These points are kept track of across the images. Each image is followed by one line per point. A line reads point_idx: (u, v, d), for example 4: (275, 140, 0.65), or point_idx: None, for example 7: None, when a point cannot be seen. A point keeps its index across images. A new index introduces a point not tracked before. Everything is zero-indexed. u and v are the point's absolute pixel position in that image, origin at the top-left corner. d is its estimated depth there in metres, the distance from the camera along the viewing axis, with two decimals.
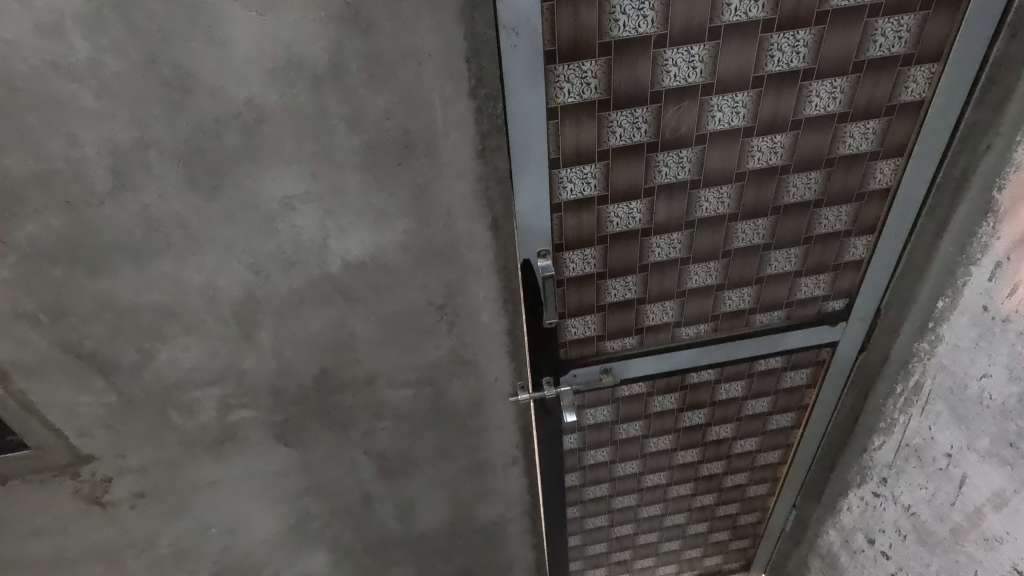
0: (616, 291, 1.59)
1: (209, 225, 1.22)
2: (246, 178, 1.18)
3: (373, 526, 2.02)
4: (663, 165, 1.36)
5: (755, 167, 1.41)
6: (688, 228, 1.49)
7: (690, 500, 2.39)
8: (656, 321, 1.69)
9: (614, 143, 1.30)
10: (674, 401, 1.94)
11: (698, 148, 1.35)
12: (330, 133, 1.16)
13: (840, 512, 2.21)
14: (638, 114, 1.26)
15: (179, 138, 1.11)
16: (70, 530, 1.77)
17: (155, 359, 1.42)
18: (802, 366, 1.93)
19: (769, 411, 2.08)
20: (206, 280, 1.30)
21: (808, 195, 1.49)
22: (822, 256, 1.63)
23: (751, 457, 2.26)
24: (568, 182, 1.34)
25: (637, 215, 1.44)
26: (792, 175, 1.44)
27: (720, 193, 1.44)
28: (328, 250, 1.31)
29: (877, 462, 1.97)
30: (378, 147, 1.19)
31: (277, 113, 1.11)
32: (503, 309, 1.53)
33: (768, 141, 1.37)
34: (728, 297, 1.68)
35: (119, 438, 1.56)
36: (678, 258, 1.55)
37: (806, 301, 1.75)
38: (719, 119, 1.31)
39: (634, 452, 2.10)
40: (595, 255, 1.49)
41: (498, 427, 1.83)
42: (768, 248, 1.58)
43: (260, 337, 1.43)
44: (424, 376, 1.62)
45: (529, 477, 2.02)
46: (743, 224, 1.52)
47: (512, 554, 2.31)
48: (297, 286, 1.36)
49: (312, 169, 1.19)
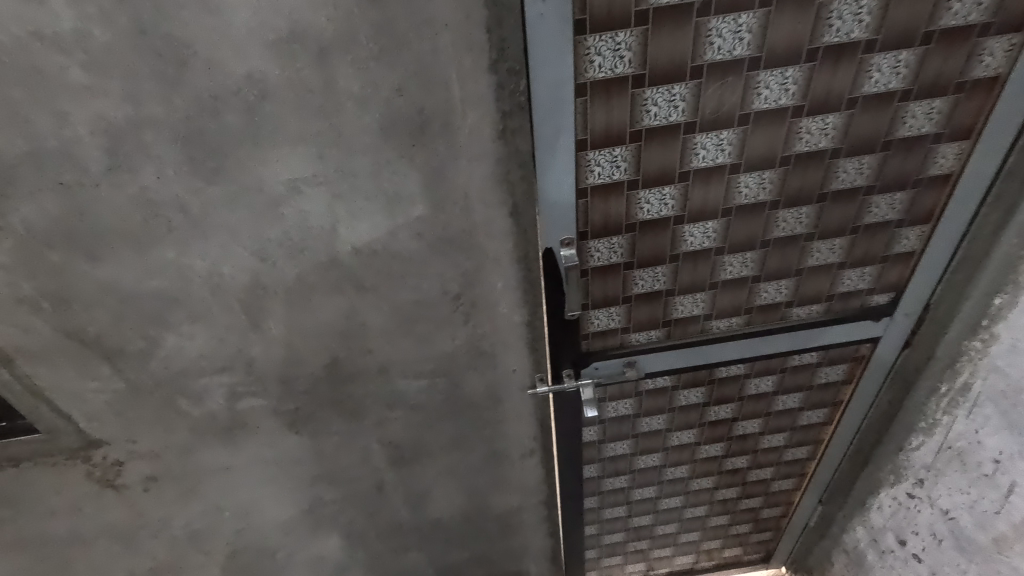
0: (643, 282, 1.49)
1: (212, 209, 1.15)
2: (249, 160, 1.10)
3: (387, 512, 1.99)
4: (699, 148, 1.24)
5: (802, 150, 1.28)
6: (724, 216, 1.38)
7: (712, 493, 2.31)
8: (685, 313, 1.59)
9: (648, 124, 1.18)
10: (701, 395, 1.85)
11: (741, 130, 1.22)
12: (338, 112, 1.06)
13: (870, 511, 2.12)
14: (675, 92, 1.14)
15: (176, 116, 1.02)
16: (85, 510, 1.77)
17: (161, 347, 1.36)
18: (839, 362, 1.82)
19: (801, 406, 1.98)
20: (210, 266, 1.23)
21: (859, 181, 1.36)
22: (869, 247, 1.51)
23: (779, 453, 2.17)
24: (595, 165, 1.23)
25: (669, 201, 1.33)
26: (843, 159, 1.31)
27: (762, 178, 1.32)
28: (338, 237, 1.23)
29: (914, 463, 1.85)
30: (389, 127, 1.10)
31: (280, 89, 1.02)
32: (522, 299, 1.44)
33: (818, 122, 1.24)
34: (765, 289, 1.56)
35: (129, 424, 1.53)
36: (713, 247, 1.44)
37: (848, 294, 1.63)
38: (765, 97, 1.18)
39: (656, 445, 2.03)
40: (622, 244, 1.39)
41: (516, 419, 1.76)
42: (811, 238, 1.46)
43: (268, 325, 1.37)
44: (439, 367, 1.55)
45: (546, 467, 1.97)
46: (785, 212, 1.39)
47: (527, 542, 2.27)
48: (306, 274, 1.28)
49: (319, 150, 1.10)
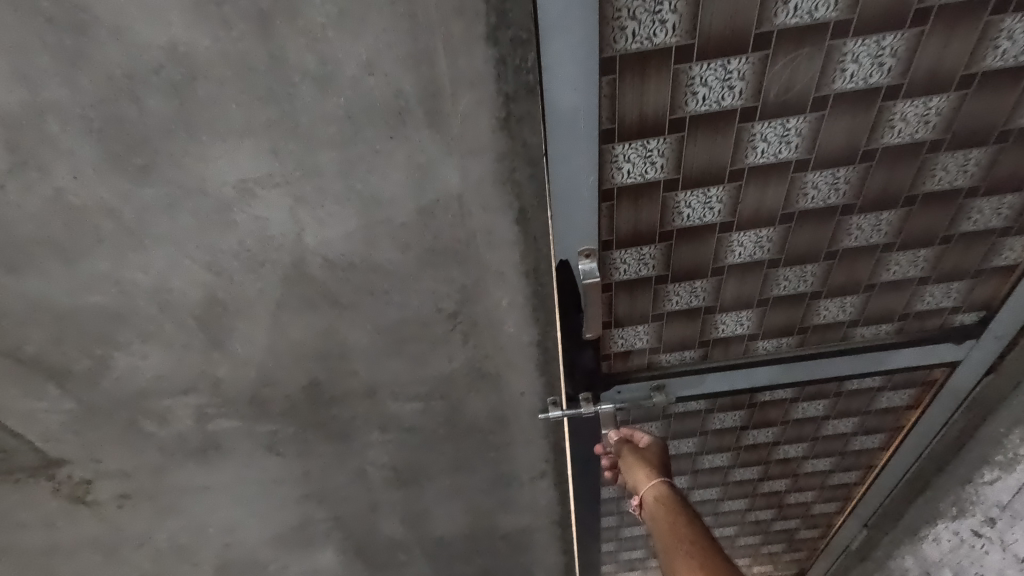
0: (678, 297, 1.25)
1: (148, 215, 0.94)
2: (186, 157, 0.88)
3: (384, 529, 1.82)
4: (759, 140, 0.98)
5: (892, 143, 1.00)
6: (784, 223, 1.11)
7: (744, 514, 2.09)
8: (726, 332, 1.34)
9: (693, 110, 0.93)
10: (739, 419, 1.61)
11: (814, 117, 0.95)
12: (292, 96, 0.84)
13: (923, 542, 1.87)
14: (731, 68, 0.88)
15: (86, 101, 0.82)
16: (58, 526, 1.63)
17: (112, 367, 1.18)
18: (905, 387, 1.55)
19: (853, 431, 1.72)
20: (156, 280, 1.03)
21: (959, 181, 1.08)
22: (960, 260, 1.23)
23: (823, 477, 1.92)
24: (624, 160, 0.98)
25: (716, 205, 1.07)
26: (943, 153, 1.03)
27: (836, 177, 1.05)
28: (307, 247, 1.01)
29: (985, 498, 1.59)
30: (359, 116, 0.86)
31: (214, 67, 0.80)
32: (532, 317, 1.21)
33: (918, 106, 0.95)
34: (826, 307, 1.30)
35: (90, 444, 1.37)
36: (766, 259, 1.18)
37: (926, 313, 1.35)
38: (851, 75, 0.90)
39: (684, 467, 1.81)
40: (654, 254, 1.14)
41: (526, 442, 1.55)
42: (889, 249, 1.19)
43: (233, 345, 1.17)
44: (436, 390, 1.34)
45: (560, 489, 1.76)
46: (861, 218, 1.12)
47: (539, 561, 2.08)
48: (272, 289, 1.07)
49: (272, 144, 0.88)
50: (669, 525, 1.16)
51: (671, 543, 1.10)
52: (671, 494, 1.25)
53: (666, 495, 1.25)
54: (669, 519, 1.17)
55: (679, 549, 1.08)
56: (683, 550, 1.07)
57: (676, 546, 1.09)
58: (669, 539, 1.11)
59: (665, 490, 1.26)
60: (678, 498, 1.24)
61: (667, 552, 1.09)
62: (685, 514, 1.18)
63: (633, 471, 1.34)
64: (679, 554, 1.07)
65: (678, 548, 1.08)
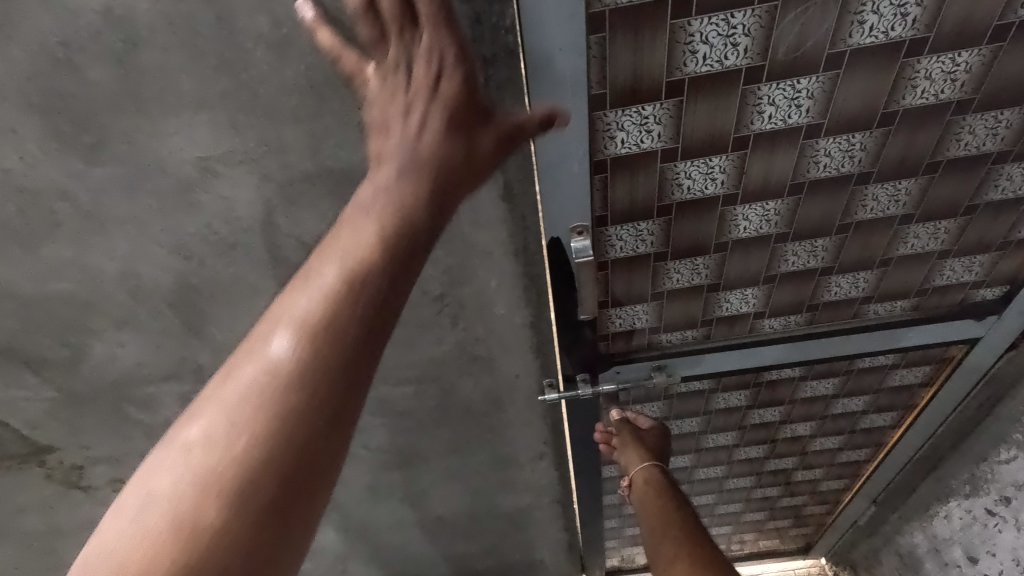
0: (678, 276, 1.18)
1: (106, 197, 0.88)
2: (137, 133, 0.81)
3: (383, 507, 1.81)
4: (765, 103, 0.89)
5: (913, 105, 0.91)
6: (792, 194, 1.03)
7: (750, 491, 2.05)
8: (730, 311, 1.28)
9: (693, 71, 0.84)
10: (744, 399, 1.55)
11: (828, 76, 0.86)
12: (247, 63, 0.76)
13: (933, 518, 1.81)
14: (735, 22, 0.79)
15: (20, 73, 0.75)
16: (54, 510, 1.62)
17: (89, 355, 1.14)
18: (919, 365, 1.47)
19: (864, 410, 1.66)
20: (122, 264, 0.97)
21: (988, 145, 0.98)
22: (985, 231, 1.14)
23: (831, 455, 1.87)
24: (617, 129, 0.90)
25: (718, 175, 0.99)
26: (971, 115, 0.93)
27: (851, 143, 0.96)
28: (278, 228, 0.95)
29: (1000, 477, 1.52)
30: (322, 85, 0.79)
31: (158, 32, 0.73)
32: (524, 298, 1.16)
33: (944, 62, 0.86)
34: (837, 283, 1.22)
35: (77, 431, 1.34)
36: (773, 234, 1.10)
37: (945, 288, 1.27)
38: (871, 28, 0.81)
39: (687, 446, 1.76)
40: (653, 230, 1.07)
41: (523, 424, 1.51)
42: (907, 221, 1.10)
43: (210, 331, 1.12)
44: (427, 372, 1.31)
45: (560, 471, 1.71)
46: (877, 187, 1.03)
47: (542, 539, 2.06)
48: (245, 273, 1.01)
49: (230, 118, 0.81)
50: (658, 507, 1.19)
51: (661, 526, 1.12)
52: (663, 480, 1.27)
53: (658, 480, 1.27)
54: (660, 509, 1.18)
55: (667, 529, 1.10)
56: (671, 533, 1.09)
57: (665, 528, 1.11)
58: (658, 523, 1.14)
59: (657, 475, 1.28)
60: (669, 484, 1.26)
61: (654, 532, 1.12)
62: (675, 498, 1.21)
63: (628, 450, 1.35)
64: (666, 534, 1.09)
65: (665, 530, 1.11)
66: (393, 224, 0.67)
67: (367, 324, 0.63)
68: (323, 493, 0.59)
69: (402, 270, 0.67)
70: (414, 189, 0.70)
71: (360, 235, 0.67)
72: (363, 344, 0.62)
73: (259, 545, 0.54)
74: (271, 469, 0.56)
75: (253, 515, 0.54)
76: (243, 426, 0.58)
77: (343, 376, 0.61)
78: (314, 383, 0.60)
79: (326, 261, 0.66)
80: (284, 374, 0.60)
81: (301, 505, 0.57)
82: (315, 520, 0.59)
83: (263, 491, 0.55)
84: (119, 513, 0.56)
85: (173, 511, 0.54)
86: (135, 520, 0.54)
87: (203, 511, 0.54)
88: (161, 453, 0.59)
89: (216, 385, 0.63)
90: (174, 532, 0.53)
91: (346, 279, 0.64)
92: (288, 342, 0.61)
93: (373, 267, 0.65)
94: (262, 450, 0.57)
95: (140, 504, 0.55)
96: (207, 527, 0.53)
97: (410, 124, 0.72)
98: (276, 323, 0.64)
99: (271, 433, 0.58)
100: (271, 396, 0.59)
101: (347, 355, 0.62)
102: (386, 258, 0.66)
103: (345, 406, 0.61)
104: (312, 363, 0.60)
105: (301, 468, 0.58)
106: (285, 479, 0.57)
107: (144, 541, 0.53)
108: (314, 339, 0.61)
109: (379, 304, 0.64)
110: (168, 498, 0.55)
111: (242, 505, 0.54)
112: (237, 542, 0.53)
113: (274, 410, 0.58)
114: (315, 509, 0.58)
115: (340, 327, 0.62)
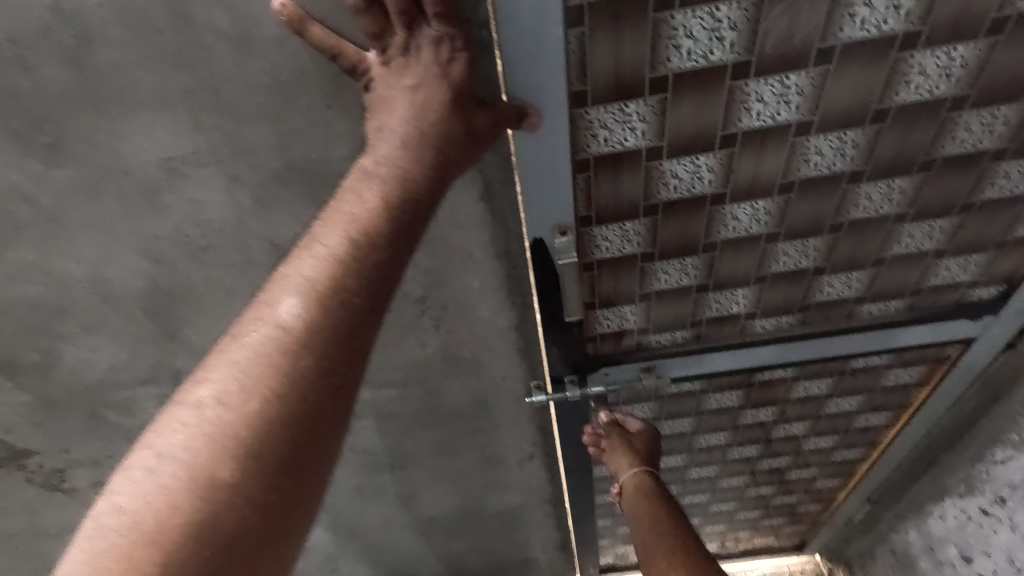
0: (666, 276, 1.15)
1: (69, 199, 0.85)
2: (97, 134, 0.79)
3: (372, 508, 1.79)
4: (754, 100, 0.86)
5: (907, 101, 0.88)
6: (782, 193, 1.00)
7: (744, 490, 2.03)
8: (721, 311, 1.25)
9: (678, 66, 0.81)
10: (736, 399, 1.53)
11: (818, 72, 0.83)
12: (207, 61, 0.73)
13: (928, 517, 1.80)
14: (721, 15, 0.76)
15: None
16: (37, 513, 1.59)
17: (62, 359, 1.11)
18: (914, 364, 1.45)
19: (858, 409, 1.63)
20: (90, 268, 0.95)
21: (984, 143, 0.95)
22: (982, 230, 1.11)
23: (825, 454, 1.84)
24: (600, 127, 0.87)
25: (706, 174, 0.96)
26: (967, 112, 0.90)
27: (843, 141, 0.93)
28: (250, 231, 0.92)
29: (996, 478, 1.50)
30: (289, 83, 0.76)
31: (111, 28, 0.69)
32: (507, 300, 1.14)
33: (939, 57, 0.82)
34: (830, 283, 1.19)
35: (55, 435, 1.31)
36: (763, 234, 1.07)
37: (941, 288, 1.24)
38: (863, 21, 0.77)
39: (679, 446, 1.74)
40: (639, 230, 1.04)
41: (511, 426, 1.48)
42: (901, 220, 1.07)
43: (186, 335, 1.09)
44: (412, 374, 1.29)
45: (551, 471, 1.69)
46: (869, 186, 1.00)
47: (534, 538, 2.05)
48: (219, 277, 0.98)
49: (193, 117, 0.78)
50: (649, 518, 1.21)
51: (653, 541, 1.16)
52: (653, 487, 1.28)
53: (648, 487, 1.28)
54: (651, 517, 1.21)
55: (660, 545, 1.13)
56: (664, 549, 1.12)
57: (657, 543, 1.14)
58: (650, 536, 1.16)
59: (647, 482, 1.28)
60: (659, 490, 1.27)
61: (647, 547, 1.15)
62: (666, 507, 1.23)
63: (616, 456, 1.33)
64: (659, 551, 1.13)
65: (658, 545, 1.14)
66: (394, 198, 0.70)
67: (369, 295, 0.67)
68: (331, 446, 0.66)
69: (403, 241, 0.70)
70: (416, 163, 0.71)
71: (361, 208, 0.69)
72: (368, 312, 0.67)
73: (276, 490, 0.61)
74: (281, 427, 0.62)
75: (271, 458, 0.61)
76: (251, 389, 0.62)
77: (350, 341, 0.66)
78: (322, 348, 0.64)
79: (328, 229, 0.69)
80: (293, 338, 0.64)
81: (314, 456, 0.64)
82: (323, 471, 0.65)
83: (276, 447, 0.61)
84: (134, 467, 0.60)
85: (189, 467, 0.59)
86: (151, 472, 0.59)
87: (217, 466, 0.59)
88: (174, 410, 0.63)
89: (227, 344, 0.66)
90: (192, 485, 0.58)
91: (350, 250, 0.67)
92: (297, 307, 0.65)
93: (373, 241, 0.68)
94: (273, 410, 0.62)
95: (154, 459, 0.60)
96: (222, 478, 0.59)
97: (411, 102, 0.71)
98: (282, 286, 0.67)
99: (280, 395, 0.62)
100: (280, 360, 0.63)
101: (350, 322, 0.66)
102: (388, 231, 0.68)
103: (345, 369, 0.65)
104: (314, 327, 0.64)
105: (308, 428, 0.63)
106: (291, 433, 0.62)
107: (161, 494, 0.57)
108: (321, 306, 0.65)
109: (380, 275, 0.67)
110: (183, 455, 0.59)
111: (256, 458, 0.60)
112: (251, 492, 0.59)
113: (284, 372, 0.63)
114: (323, 460, 0.65)
115: (345, 296, 0.66)
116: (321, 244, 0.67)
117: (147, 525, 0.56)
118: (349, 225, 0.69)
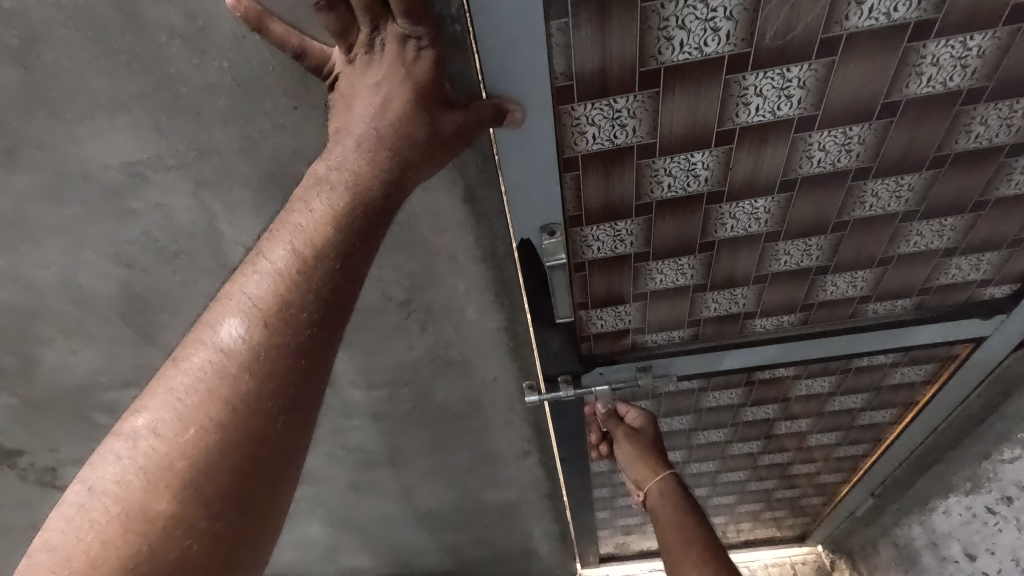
0: (661, 276, 1.10)
1: (31, 206, 0.83)
2: (54, 136, 0.76)
3: (367, 502, 1.77)
4: (751, 94, 0.80)
5: (918, 94, 0.81)
6: (783, 192, 0.95)
7: (744, 483, 2.00)
8: (719, 311, 1.20)
9: (670, 59, 0.75)
10: (735, 397, 1.48)
11: (822, 64, 0.77)
12: (162, 60, 0.70)
13: (932, 513, 1.75)
14: (715, 4, 0.70)
15: None
16: (32, 509, 1.59)
17: (41, 362, 1.09)
18: (921, 363, 1.39)
19: (861, 407, 1.59)
20: (60, 272, 0.92)
21: (1001, 138, 0.89)
22: (996, 228, 1.05)
23: (828, 450, 1.80)
24: (587, 124, 0.82)
25: (701, 171, 0.91)
26: (982, 105, 0.84)
27: (848, 136, 0.87)
28: (222, 235, 0.88)
29: (1003, 477, 1.47)
30: (250, 84, 0.72)
31: (58, 28, 0.67)
32: (495, 302, 1.11)
33: (954, 47, 0.76)
34: (833, 281, 1.14)
35: (42, 435, 1.30)
36: (763, 232, 1.02)
37: (949, 287, 1.19)
38: (871, 9, 0.71)
39: (678, 442, 1.71)
40: (631, 230, 1.00)
41: (504, 424, 1.46)
42: (910, 218, 1.01)
43: (164, 340, 1.06)
44: (400, 373, 1.26)
45: (546, 469, 1.66)
46: (876, 183, 0.95)
47: (532, 531, 2.03)
48: (193, 281, 0.95)
49: (153, 120, 0.75)
50: (674, 521, 1.22)
51: (681, 546, 1.17)
52: (675, 488, 1.29)
53: (670, 488, 1.28)
54: (676, 520, 1.22)
55: (689, 552, 1.15)
56: (693, 557, 1.15)
57: (685, 550, 1.16)
58: (678, 540, 1.18)
59: (670, 483, 1.29)
60: (681, 491, 1.28)
61: (675, 553, 1.17)
62: (690, 511, 1.24)
63: (635, 460, 1.32)
64: (689, 558, 1.15)
65: (687, 551, 1.16)
66: (344, 205, 0.66)
67: (320, 309, 0.63)
68: (287, 467, 0.61)
69: (357, 251, 0.65)
70: (369, 167, 0.67)
71: (309, 219, 0.65)
72: (319, 326, 0.63)
73: (224, 517, 0.56)
74: (223, 454, 0.58)
75: (213, 488, 0.57)
76: (190, 415, 0.58)
77: (298, 357, 0.62)
78: (268, 368, 0.60)
79: (275, 243, 0.65)
80: (235, 360, 0.60)
81: (267, 477, 0.59)
82: (280, 496, 0.61)
83: (220, 474, 0.57)
84: (67, 502, 0.56)
85: (121, 499, 0.55)
86: (83, 507, 0.55)
87: (152, 497, 0.55)
88: (110, 442, 0.59)
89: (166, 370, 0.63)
90: (125, 518, 0.54)
91: (297, 264, 0.63)
92: (239, 328, 0.61)
93: (322, 252, 0.63)
94: (215, 437, 0.58)
95: (86, 493, 0.56)
96: (158, 512, 0.55)
97: (370, 102, 0.68)
98: (226, 306, 0.64)
99: (221, 422, 0.58)
100: (221, 384, 0.60)
101: (298, 338, 0.62)
102: (337, 241, 0.64)
103: (297, 388, 0.61)
104: (257, 347, 0.61)
105: (255, 452, 0.59)
106: (234, 460, 0.58)
107: (94, 528, 0.54)
108: (264, 325, 0.61)
109: (331, 287, 0.63)
110: (115, 488, 0.56)
111: (197, 487, 0.56)
112: (192, 522, 0.55)
113: (225, 396, 0.59)
114: (279, 483, 0.61)
115: (292, 311, 0.62)
116: (265, 260, 0.64)
117: (77, 561, 0.53)
118: (295, 237, 0.65)
